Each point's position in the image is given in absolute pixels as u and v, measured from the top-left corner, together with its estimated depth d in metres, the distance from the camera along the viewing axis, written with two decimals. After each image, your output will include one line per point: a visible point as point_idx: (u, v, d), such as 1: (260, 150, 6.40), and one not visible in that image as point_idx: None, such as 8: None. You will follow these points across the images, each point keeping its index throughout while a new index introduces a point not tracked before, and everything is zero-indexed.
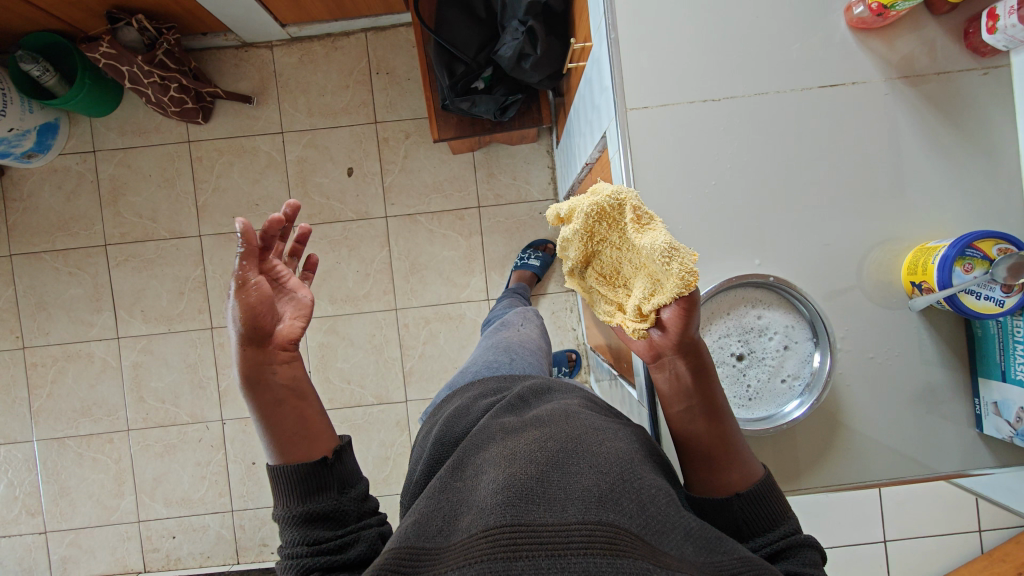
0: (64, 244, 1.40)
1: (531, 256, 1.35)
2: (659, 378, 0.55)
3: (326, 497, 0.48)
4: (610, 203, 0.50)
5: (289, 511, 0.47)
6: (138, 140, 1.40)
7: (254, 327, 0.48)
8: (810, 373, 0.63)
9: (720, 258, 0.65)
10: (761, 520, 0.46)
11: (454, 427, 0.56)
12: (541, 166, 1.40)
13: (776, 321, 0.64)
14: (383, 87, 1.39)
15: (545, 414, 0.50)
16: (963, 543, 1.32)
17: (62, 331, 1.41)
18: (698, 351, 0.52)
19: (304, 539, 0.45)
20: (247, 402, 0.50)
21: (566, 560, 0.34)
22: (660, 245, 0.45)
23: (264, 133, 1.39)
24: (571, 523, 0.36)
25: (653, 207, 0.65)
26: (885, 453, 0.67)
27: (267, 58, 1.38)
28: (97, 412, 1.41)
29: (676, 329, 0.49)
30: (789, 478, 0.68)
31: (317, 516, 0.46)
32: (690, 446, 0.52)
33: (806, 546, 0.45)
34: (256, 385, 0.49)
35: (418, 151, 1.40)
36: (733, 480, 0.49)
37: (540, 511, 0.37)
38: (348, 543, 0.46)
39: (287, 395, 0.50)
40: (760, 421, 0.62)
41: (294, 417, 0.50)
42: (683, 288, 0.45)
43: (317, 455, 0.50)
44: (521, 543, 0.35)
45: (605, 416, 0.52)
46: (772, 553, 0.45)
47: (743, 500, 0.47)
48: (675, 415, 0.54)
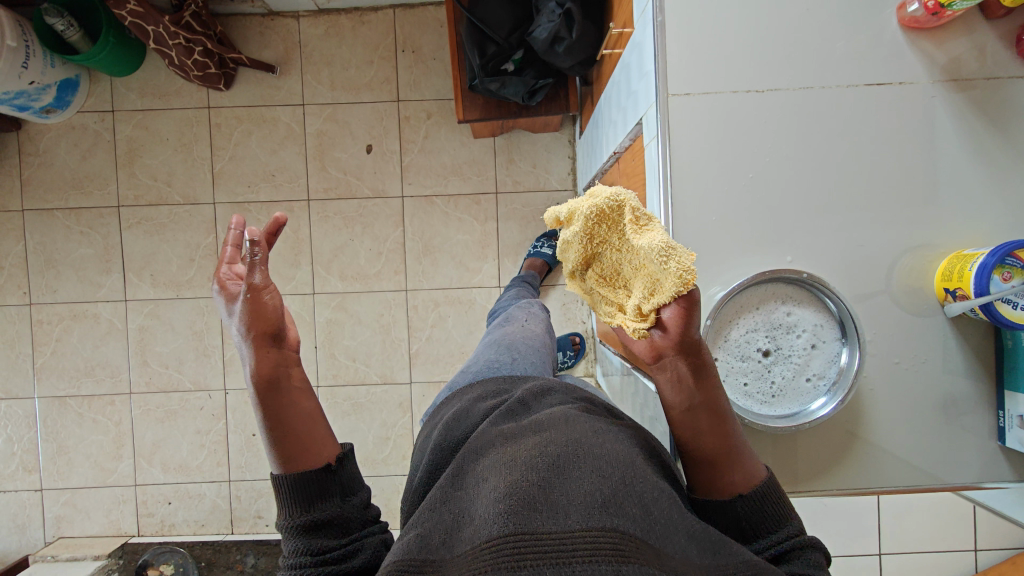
0: (78, 203, 1.39)
1: (544, 245, 1.35)
2: (663, 385, 0.54)
3: (329, 505, 0.49)
4: (610, 207, 0.48)
5: (291, 520, 0.47)
6: (157, 103, 1.39)
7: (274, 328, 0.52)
8: (836, 373, 0.60)
9: (752, 252, 0.64)
10: (764, 521, 0.46)
11: (454, 430, 0.55)
12: (562, 155, 1.38)
13: (806, 318, 0.61)
14: (408, 65, 1.37)
15: (543, 417, 0.49)
16: (956, 558, 1.34)
17: (70, 290, 1.40)
18: (701, 353, 0.51)
19: (309, 548, 0.46)
20: (259, 406, 0.50)
21: (570, 568, 0.33)
22: (658, 245, 0.44)
23: (285, 103, 1.38)
24: (574, 530, 0.35)
25: (689, 196, 0.63)
26: (902, 461, 0.67)
27: (293, 28, 1.36)
28: (100, 372, 1.41)
29: (677, 332, 0.48)
30: (802, 481, 0.67)
31: (320, 523, 0.47)
32: (692, 448, 0.51)
33: (809, 547, 0.44)
34: (273, 388, 0.51)
35: (439, 132, 1.39)
36: (736, 481, 0.48)
37: (543, 518, 0.36)
38: (351, 551, 0.47)
39: (297, 395, 0.52)
40: (783, 418, 0.60)
41: (303, 417, 0.51)
42: (681, 288, 0.44)
43: (322, 460, 0.50)
44: (524, 553, 0.34)
45: (608, 419, 0.51)
46: (774, 555, 0.44)
47: (746, 501, 0.47)
48: (676, 417, 0.53)
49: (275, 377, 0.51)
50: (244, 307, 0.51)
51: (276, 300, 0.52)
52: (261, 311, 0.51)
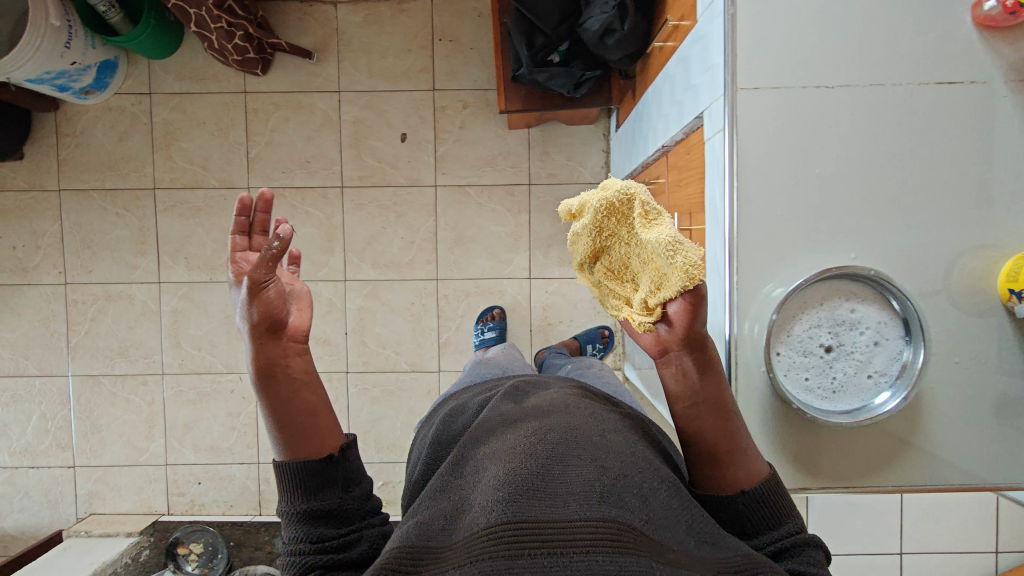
0: (114, 184, 1.41)
1: (487, 329, 1.33)
2: (668, 376, 0.51)
3: (331, 494, 0.49)
4: (620, 199, 0.47)
5: (292, 507, 0.48)
6: (194, 86, 1.39)
7: (267, 322, 0.50)
8: (897, 370, 0.61)
9: (813, 249, 0.64)
10: (766, 519, 0.46)
11: (451, 429, 0.58)
12: (597, 149, 1.39)
13: (869, 315, 0.61)
14: (446, 54, 1.37)
15: (541, 415, 0.51)
16: (978, 559, 1.35)
17: (105, 270, 1.41)
18: (706, 346, 0.50)
19: (308, 536, 0.46)
20: (259, 397, 0.50)
21: (569, 556, 0.35)
22: (666, 239, 0.44)
23: (322, 90, 1.39)
24: (573, 520, 0.37)
25: (753, 190, 0.64)
26: (957, 461, 0.67)
27: (331, 14, 1.36)
28: (134, 353, 1.42)
29: (684, 324, 0.47)
30: (860, 477, 0.67)
31: (320, 513, 0.48)
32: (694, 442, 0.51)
33: (810, 546, 0.45)
34: (273, 381, 0.50)
35: (475, 123, 1.39)
36: (737, 477, 0.49)
37: (543, 509, 0.38)
38: (351, 542, 0.47)
39: (296, 387, 0.51)
40: (844, 413, 0.61)
41: (303, 409, 0.51)
42: (688, 282, 0.44)
43: (326, 450, 0.51)
44: (523, 540, 0.36)
45: (605, 412, 0.53)
46: (776, 553, 0.45)
47: (748, 498, 0.47)
48: (680, 414, 0.52)
49: (274, 371, 0.50)
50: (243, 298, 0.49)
51: (273, 290, 0.50)
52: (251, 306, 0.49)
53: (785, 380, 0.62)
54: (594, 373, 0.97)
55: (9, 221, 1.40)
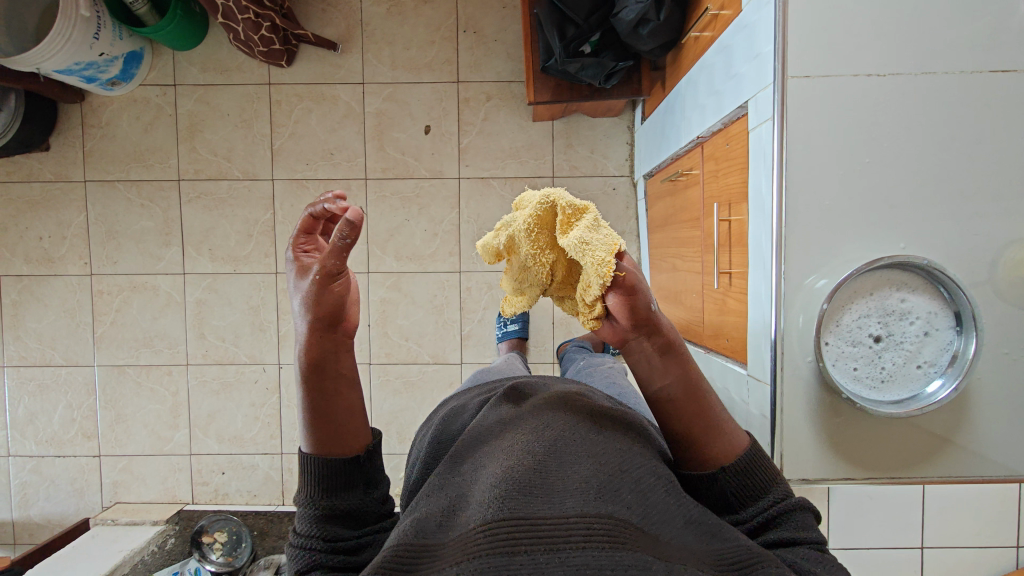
0: (139, 175, 1.41)
1: (509, 321, 1.35)
2: (636, 363, 0.53)
3: (352, 495, 0.53)
4: (543, 210, 0.52)
5: (312, 503, 0.52)
6: (218, 78, 1.40)
7: (327, 316, 0.50)
8: (947, 360, 0.61)
9: (859, 240, 0.64)
10: (751, 492, 0.52)
11: (453, 434, 0.64)
12: (621, 142, 1.38)
13: (920, 305, 0.61)
14: (470, 46, 1.37)
15: (540, 420, 0.56)
16: (1001, 555, 1.36)
17: (130, 261, 1.42)
18: (659, 323, 0.51)
19: (323, 534, 0.51)
20: (302, 391, 0.53)
21: (564, 551, 0.40)
22: (574, 242, 0.49)
23: (346, 82, 1.39)
24: (568, 518, 0.42)
25: (801, 178, 0.63)
26: (1005, 454, 0.66)
27: (355, 6, 1.37)
28: (159, 343, 1.43)
29: (622, 314, 0.49)
30: (905, 467, 0.66)
31: (338, 512, 0.52)
32: (671, 424, 0.53)
33: (795, 510, 0.51)
34: (319, 376, 0.52)
35: (498, 115, 1.38)
36: (714, 453, 0.52)
37: (538, 509, 0.43)
38: (363, 544, 0.52)
39: (339, 383, 0.53)
40: (892, 403, 0.61)
41: (343, 408, 0.54)
42: (603, 279, 0.47)
43: (350, 451, 0.54)
44: (519, 538, 0.41)
45: (600, 416, 0.58)
46: (765, 521, 0.51)
47: (727, 474, 0.52)
48: (651, 396, 0.53)
49: (324, 366, 0.52)
50: (310, 289, 0.50)
51: (344, 287, 0.51)
52: (317, 299, 0.50)
53: (834, 371, 0.62)
54: (602, 373, 0.97)
55: (35, 212, 1.42)
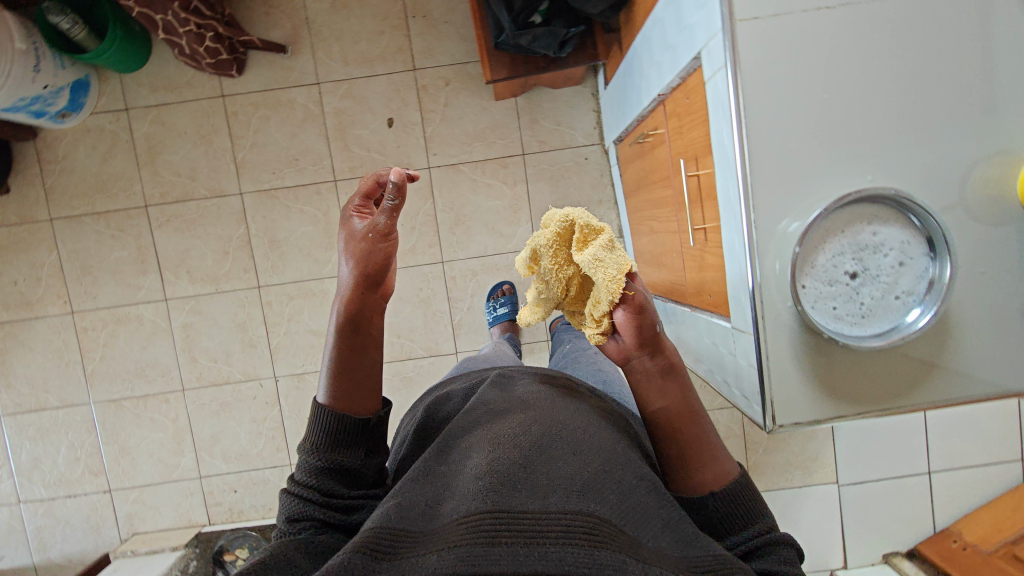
0: (104, 206, 1.39)
1: (498, 305, 1.35)
2: (638, 381, 0.58)
3: (354, 455, 0.56)
4: (562, 228, 0.59)
5: (315, 456, 0.55)
6: (169, 96, 1.36)
7: (372, 272, 0.56)
8: (925, 288, 0.60)
9: (826, 177, 0.63)
10: (738, 519, 0.54)
11: (442, 420, 0.68)
12: (586, 110, 1.36)
13: (892, 237, 0.60)
14: (420, 31, 1.34)
15: (530, 416, 0.60)
16: (1007, 471, 1.42)
17: (109, 294, 1.40)
18: (663, 345, 0.58)
19: (320, 487, 0.53)
20: (332, 341, 0.56)
21: (543, 546, 0.44)
22: (589, 259, 0.56)
23: (300, 84, 1.36)
24: (550, 517, 0.46)
25: (761, 122, 0.62)
26: (991, 368, 0.66)
27: (298, 5, 1.34)
28: (151, 373, 1.42)
29: (630, 331, 0.56)
30: (897, 398, 0.65)
31: (337, 468, 0.55)
32: (665, 444, 0.58)
33: (781, 546, 0.52)
34: (353, 333, 0.56)
35: (459, 98, 1.36)
36: (706, 479, 0.55)
37: (521, 505, 0.47)
38: (354, 507, 0.54)
39: (368, 342, 0.57)
40: (874, 337, 0.61)
41: (367, 368, 0.57)
42: (613, 294, 0.54)
43: (363, 412, 0.57)
44: (501, 531, 0.45)
45: (588, 415, 0.62)
46: (746, 551, 0.52)
47: (717, 499, 0.54)
48: (652, 413, 0.58)
49: (359, 323, 0.56)
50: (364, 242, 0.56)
51: (390, 249, 0.57)
52: (370, 251, 0.55)
53: (814, 312, 0.62)
54: (588, 361, 0.97)
55: (5, 257, 1.39)
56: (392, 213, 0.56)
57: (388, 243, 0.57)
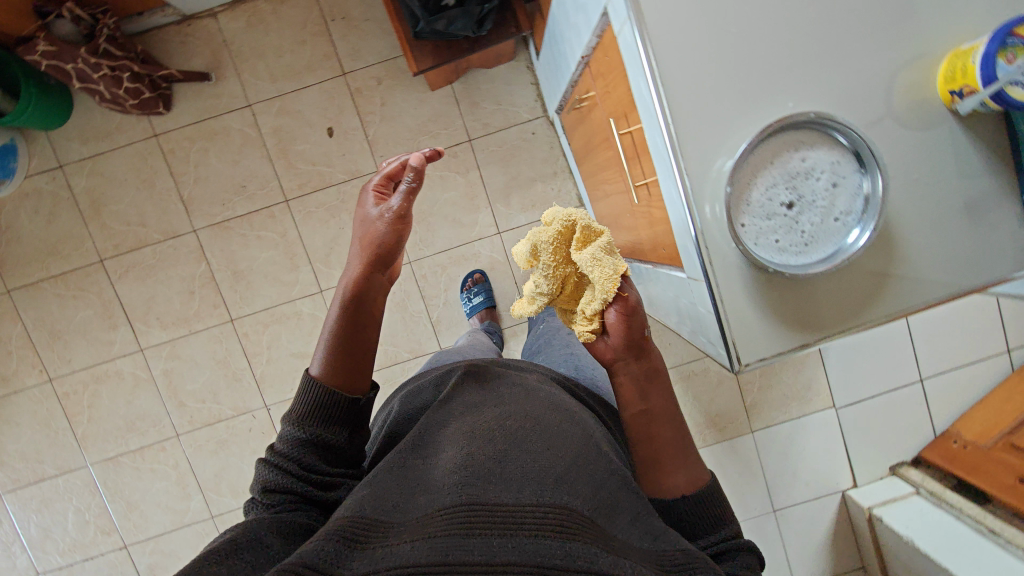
0: (60, 268, 1.36)
1: (474, 294, 1.35)
2: (621, 383, 0.63)
3: (337, 433, 0.59)
4: (564, 226, 0.60)
5: (299, 430, 0.57)
6: (102, 145, 1.33)
7: (384, 250, 0.61)
8: (862, 205, 0.60)
9: (748, 112, 0.62)
10: (707, 522, 0.58)
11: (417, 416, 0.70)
12: (524, 84, 1.34)
13: (821, 160, 0.60)
14: (343, 34, 1.31)
15: (506, 413, 0.61)
16: (994, 365, 1.44)
17: (84, 355, 1.39)
18: (645, 350, 0.62)
19: (300, 461, 0.56)
20: (337, 312, 0.60)
21: (516, 535, 0.45)
22: (591, 258, 0.58)
23: (231, 109, 1.33)
24: (524, 509, 0.47)
25: (674, 66, 0.61)
26: (939, 271, 0.66)
27: (213, 29, 1.30)
28: (143, 424, 1.42)
29: (618, 330, 0.60)
30: (851, 318, 0.66)
31: (319, 444, 0.57)
32: (642, 446, 0.62)
33: (742, 550, 0.56)
34: (357, 306, 0.60)
35: (395, 95, 1.34)
36: (678, 483, 0.60)
37: (496, 498, 0.48)
38: (333, 485, 0.57)
39: (368, 319, 0.61)
40: (820, 262, 0.61)
41: (365, 344, 0.61)
42: (608, 291, 0.58)
43: (354, 390, 0.60)
44: (476, 521, 0.46)
45: (562, 411, 0.64)
46: (713, 551, 0.56)
47: (688, 501, 0.58)
48: (631, 415, 0.62)
49: (367, 298, 0.61)
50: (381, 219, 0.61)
51: (403, 232, 0.63)
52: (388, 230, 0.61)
53: (758, 249, 0.61)
54: (560, 345, 1.02)
55: None
56: (408, 195, 0.62)
57: (401, 225, 0.62)
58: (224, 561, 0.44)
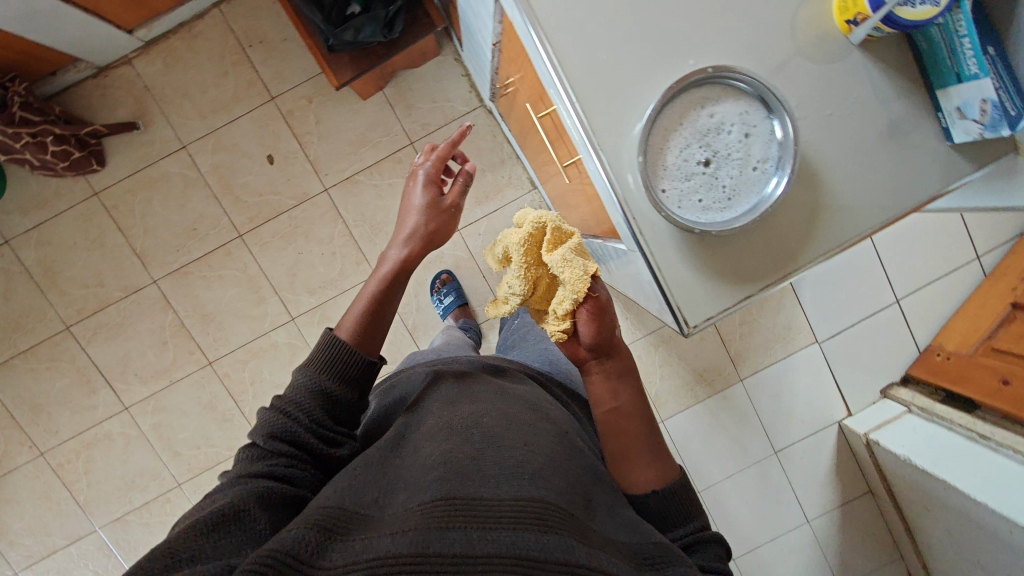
0: (28, 343, 1.35)
1: (444, 295, 1.35)
2: (593, 383, 0.64)
3: (350, 390, 0.59)
4: (536, 228, 0.64)
5: (315, 380, 0.57)
6: (43, 213, 1.32)
7: (433, 235, 0.67)
8: (777, 150, 0.60)
9: (650, 76, 0.61)
10: (677, 516, 0.58)
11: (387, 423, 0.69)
12: (455, 77, 1.33)
13: (730, 112, 0.60)
14: (263, 58, 1.29)
15: (481, 413, 0.60)
16: (967, 274, 1.45)
17: (70, 423, 1.39)
18: (614, 349, 0.64)
19: (311, 413, 0.56)
20: (378, 280, 0.64)
21: (493, 528, 0.43)
22: (560, 258, 0.60)
23: (166, 154, 1.31)
24: (503, 501, 0.45)
25: (567, 44, 0.60)
26: (870, 201, 0.65)
27: (131, 76, 1.28)
28: (143, 480, 1.41)
29: (588, 333, 0.61)
30: (789, 261, 0.66)
31: (332, 399, 0.58)
32: (613, 442, 0.62)
33: (713, 542, 0.57)
34: (398, 278, 0.65)
35: (328, 110, 1.32)
36: (648, 478, 0.60)
37: (474, 491, 0.46)
38: (338, 442, 0.58)
39: (399, 293, 0.66)
40: (746, 213, 0.61)
41: (391, 314, 0.65)
42: (578, 292, 0.58)
43: (376, 353, 0.63)
44: (453, 514, 0.44)
45: (530, 408, 0.64)
46: (686, 545, 0.56)
47: (659, 496, 0.58)
48: (602, 413, 0.63)
49: (402, 283, 0.67)
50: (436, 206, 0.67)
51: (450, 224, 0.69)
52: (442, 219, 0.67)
53: (683, 212, 0.61)
54: (534, 339, 1.02)
55: None
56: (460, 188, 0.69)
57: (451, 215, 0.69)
58: (210, 534, 0.43)
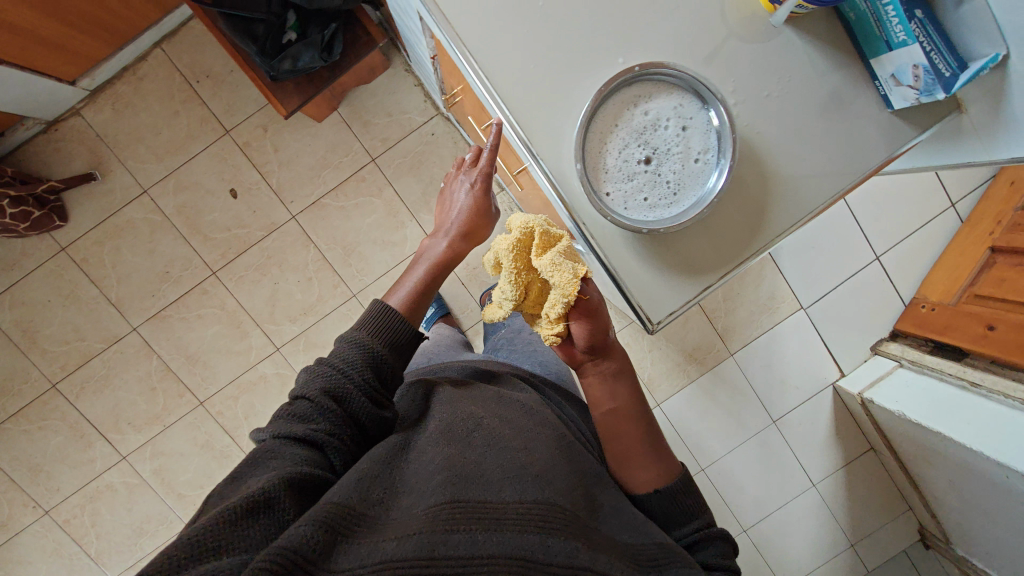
0: (16, 405, 1.35)
1: None
2: (589, 384, 0.63)
3: (399, 364, 0.59)
4: (524, 232, 0.59)
5: (372, 345, 0.56)
6: (14, 275, 1.31)
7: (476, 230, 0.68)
8: (716, 141, 0.59)
9: (580, 79, 0.61)
10: (679, 514, 0.58)
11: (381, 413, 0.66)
12: (408, 89, 1.31)
13: (664, 108, 0.59)
14: (212, 93, 1.28)
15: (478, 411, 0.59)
16: (943, 224, 1.45)
17: (70, 479, 1.38)
18: (610, 349, 0.62)
19: (368, 379, 0.55)
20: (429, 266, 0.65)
21: (497, 531, 0.44)
22: (548, 264, 0.57)
23: (128, 200, 1.30)
24: (508, 504, 0.46)
25: (491, 57, 0.60)
26: (816, 180, 0.65)
27: (82, 127, 1.27)
28: (151, 526, 1.40)
29: (582, 335, 0.60)
30: (745, 248, 0.65)
31: (381, 371, 0.57)
32: (613, 443, 0.61)
33: (716, 539, 0.58)
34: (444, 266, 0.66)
35: (284, 137, 1.31)
36: (649, 478, 0.60)
37: (480, 494, 0.46)
38: (384, 411, 0.57)
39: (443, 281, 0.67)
40: (691, 209, 0.60)
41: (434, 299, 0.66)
42: (568, 297, 0.57)
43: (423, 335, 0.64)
44: (462, 515, 0.44)
45: (525, 410, 0.63)
46: (690, 542, 0.57)
47: (662, 495, 0.58)
48: (601, 413, 0.62)
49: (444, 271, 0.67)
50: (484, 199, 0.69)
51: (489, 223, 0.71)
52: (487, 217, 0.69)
53: (629, 212, 0.61)
54: (524, 343, 1.01)
55: None
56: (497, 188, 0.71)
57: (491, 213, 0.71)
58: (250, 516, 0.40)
